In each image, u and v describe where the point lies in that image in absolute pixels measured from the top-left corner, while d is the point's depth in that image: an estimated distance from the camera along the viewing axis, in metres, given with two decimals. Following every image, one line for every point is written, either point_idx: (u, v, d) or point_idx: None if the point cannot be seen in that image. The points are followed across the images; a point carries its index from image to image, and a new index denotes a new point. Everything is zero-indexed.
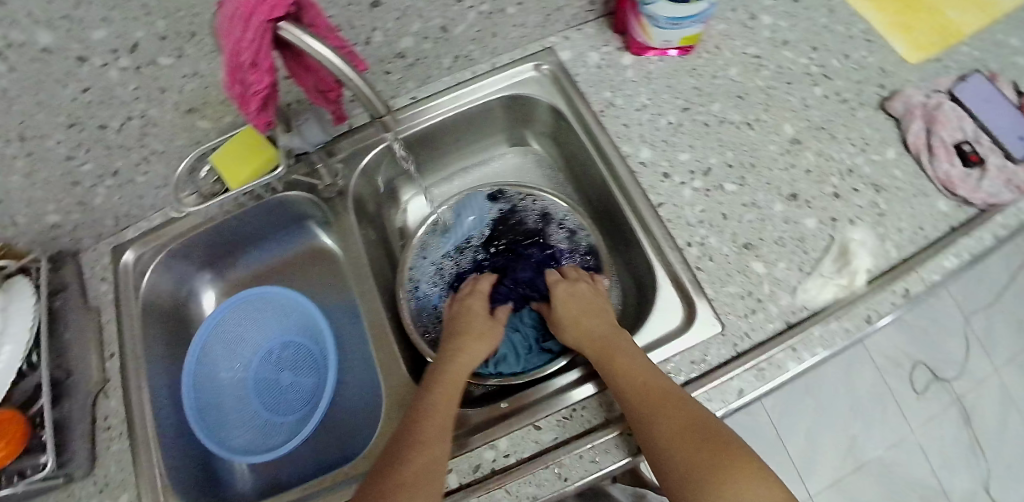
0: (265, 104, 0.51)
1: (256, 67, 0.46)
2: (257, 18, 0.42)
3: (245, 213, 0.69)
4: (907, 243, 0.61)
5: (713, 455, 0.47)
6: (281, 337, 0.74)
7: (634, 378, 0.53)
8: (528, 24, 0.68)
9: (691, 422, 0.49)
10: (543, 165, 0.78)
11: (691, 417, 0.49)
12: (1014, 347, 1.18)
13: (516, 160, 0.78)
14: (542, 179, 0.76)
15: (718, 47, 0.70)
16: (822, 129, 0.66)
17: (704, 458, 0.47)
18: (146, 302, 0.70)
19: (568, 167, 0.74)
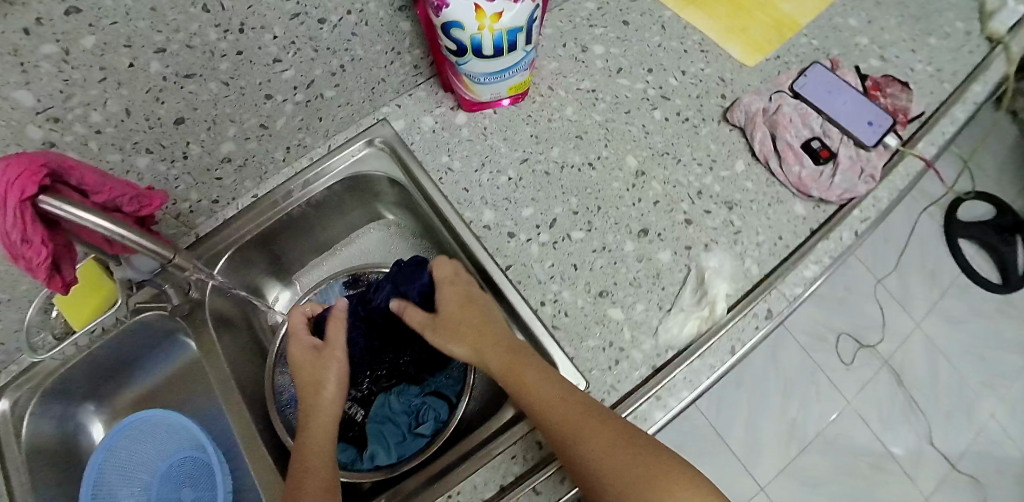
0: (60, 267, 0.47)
1: (30, 243, 0.43)
2: (8, 203, 0.40)
3: (113, 340, 0.67)
4: (769, 256, 0.59)
5: (635, 469, 0.45)
6: (179, 452, 0.71)
7: (542, 400, 0.49)
8: (354, 101, 0.67)
9: (608, 439, 0.46)
10: (405, 234, 0.75)
11: (605, 435, 0.47)
12: (931, 297, 1.20)
13: (379, 234, 0.76)
14: (406, 249, 0.74)
15: (552, 88, 0.69)
16: (666, 155, 0.64)
17: (629, 475, 0.44)
18: (31, 448, 0.65)
19: (426, 235, 0.72)
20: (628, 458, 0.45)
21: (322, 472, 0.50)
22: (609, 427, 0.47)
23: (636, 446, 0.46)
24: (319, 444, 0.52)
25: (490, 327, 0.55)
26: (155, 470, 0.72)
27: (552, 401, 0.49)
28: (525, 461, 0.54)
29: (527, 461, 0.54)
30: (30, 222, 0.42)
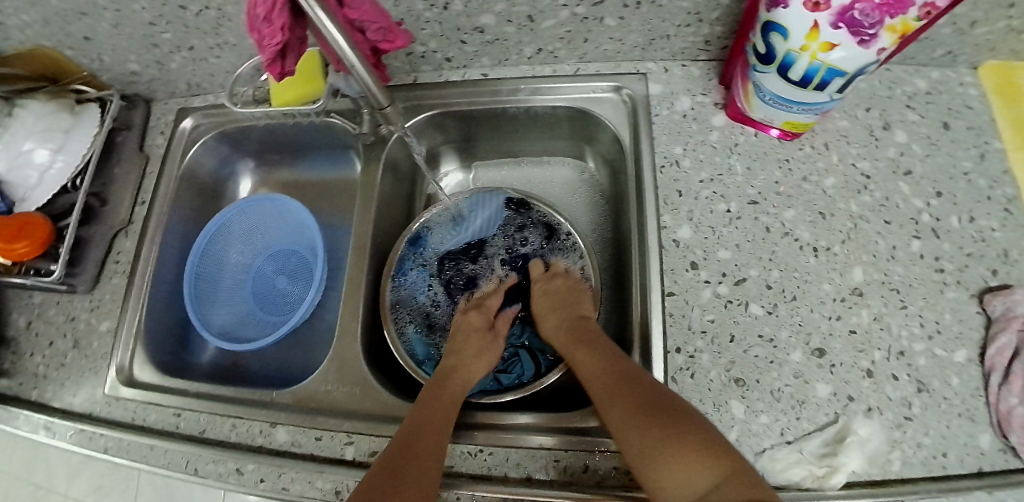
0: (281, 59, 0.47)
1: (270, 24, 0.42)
2: None
3: (297, 124, 0.71)
4: (917, 463, 0.51)
5: (652, 428, 0.45)
6: (290, 244, 0.77)
7: (589, 365, 0.53)
8: (628, 41, 0.62)
9: (638, 397, 0.48)
10: (592, 189, 0.71)
11: (637, 394, 0.48)
12: None
13: (569, 174, 0.72)
14: (584, 203, 0.70)
15: (827, 146, 0.60)
16: (894, 291, 0.56)
17: (646, 435, 0.45)
18: (187, 171, 0.74)
19: (610, 204, 0.68)
20: (648, 415, 0.46)
21: (444, 414, 0.51)
22: (646, 387, 0.48)
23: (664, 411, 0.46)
24: (446, 396, 0.53)
25: (564, 306, 0.59)
26: (267, 246, 0.78)
27: (596, 366, 0.53)
28: (563, 473, 0.52)
29: (564, 474, 0.52)
30: (280, 5, 0.41)
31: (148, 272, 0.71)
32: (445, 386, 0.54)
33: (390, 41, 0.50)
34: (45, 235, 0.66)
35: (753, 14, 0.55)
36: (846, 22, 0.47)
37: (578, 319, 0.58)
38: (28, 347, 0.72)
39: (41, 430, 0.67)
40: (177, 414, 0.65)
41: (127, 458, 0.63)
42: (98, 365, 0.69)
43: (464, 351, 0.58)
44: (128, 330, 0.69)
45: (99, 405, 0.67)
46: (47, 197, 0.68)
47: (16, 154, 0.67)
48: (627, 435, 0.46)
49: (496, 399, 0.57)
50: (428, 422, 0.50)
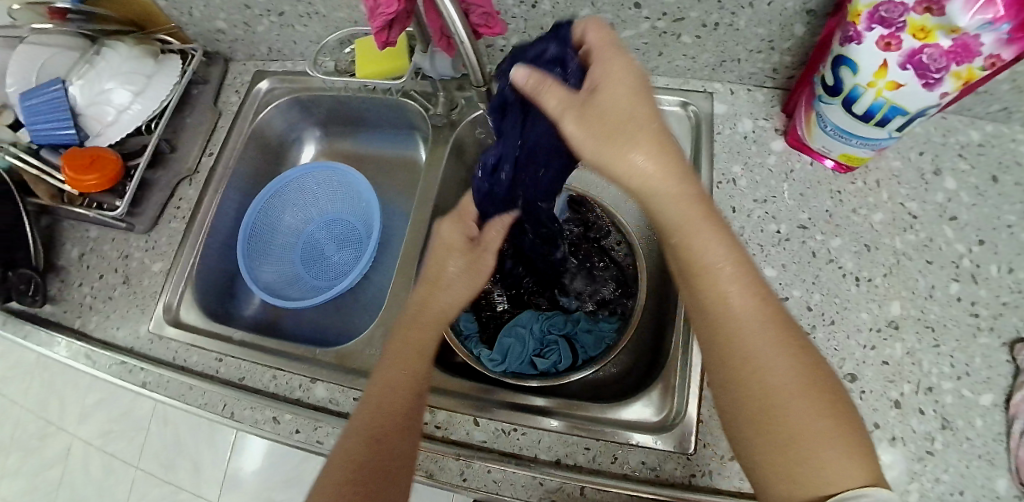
0: (391, 25, 0.50)
1: None
2: None
3: (371, 98, 0.75)
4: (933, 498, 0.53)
5: (817, 416, 0.38)
6: (342, 214, 0.81)
7: (732, 283, 0.41)
8: (699, 59, 0.65)
9: (802, 378, 0.39)
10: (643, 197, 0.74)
11: (797, 372, 0.39)
12: None
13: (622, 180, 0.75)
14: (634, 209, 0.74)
15: (878, 184, 0.63)
16: (929, 329, 0.58)
17: (804, 420, 0.38)
18: (257, 129, 0.79)
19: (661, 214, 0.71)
20: (816, 406, 0.38)
21: (403, 409, 0.48)
22: (800, 355, 0.40)
23: (826, 402, 0.38)
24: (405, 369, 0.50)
25: (645, 133, 0.41)
26: (321, 214, 0.82)
27: (747, 306, 0.41)
28: (591, 461, 0.54)
29: (592, 462, 0.54)
30: None
31: (207, 220, 0.74)
32: (402, 367, 0.50)
33: (489, 27, 0.53)
34: (116, 173, 0.67)
35: (825, 46, 0.57)
36: (915, 63, 0.49)
37: (662, 140, 0.42)
38: (78, 277, 0.73)
39: (81, 357, 0.68)
40: (218, 359, 0.66)
41: (164, 395, 0.64)
42: (145, 302, 0.71)
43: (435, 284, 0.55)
44: (180, 273, 0.71)
45: (142, 340, 0.69)
46: (119, 136, 0.69)
47: (97, 91, 0.68)
48: (773, 418, 0.38)
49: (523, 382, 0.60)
50: (388, 427, 0.47)
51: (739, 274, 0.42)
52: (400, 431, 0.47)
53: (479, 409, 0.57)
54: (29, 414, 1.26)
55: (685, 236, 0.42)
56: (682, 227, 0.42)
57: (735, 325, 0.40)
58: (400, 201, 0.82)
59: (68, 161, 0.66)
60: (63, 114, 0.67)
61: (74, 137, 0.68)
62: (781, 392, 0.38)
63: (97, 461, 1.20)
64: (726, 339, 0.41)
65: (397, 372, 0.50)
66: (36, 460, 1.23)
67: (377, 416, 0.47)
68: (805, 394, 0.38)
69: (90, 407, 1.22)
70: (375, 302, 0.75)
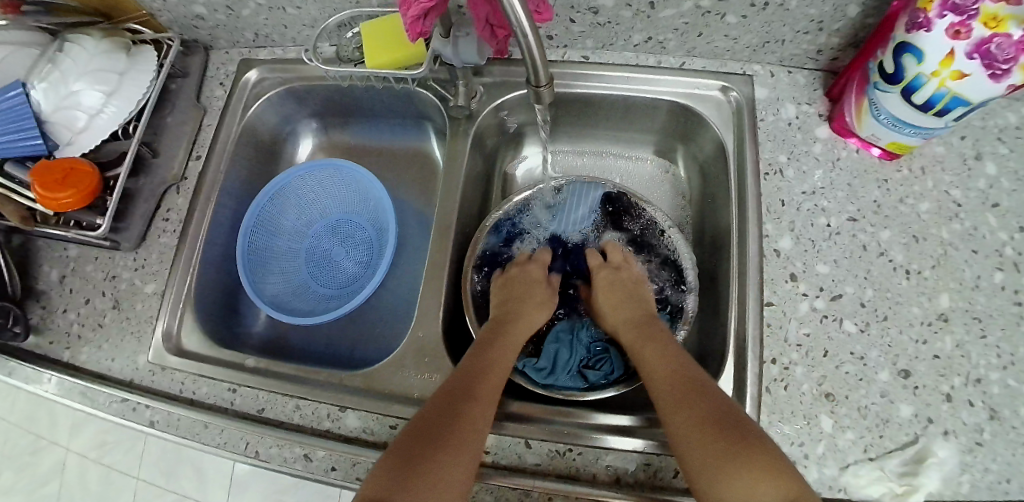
0: (428, 14, 0.43)
1: None
2: None
3: (378, 90, 0.69)
4: (984, 490, 0.52)
5: (699, 434, 0.46)
6: (351, 215, 0.75)
7: (655, 365, 0.53)
8: (741, 40, 0.62)
9: (689, 403, 0.48)
10: (676, 187, 0.74)
11: (697, 400, 0.48)
12: None
13: (652, 170, 0.75)
14: (667, 200, 0.73)
15: (923, 170, 0.61)
16: (977, 320, 0.57)
17: (698, 425, 0.46)
18: (246, 127, 0.71)
19: (698, 204, 0.71)
20: (702, 426, 0.46)
21: (486, 399, 0.50)
22: (688, 388, 0.49)
23: (716, 426, 0.46)
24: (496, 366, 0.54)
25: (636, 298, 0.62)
26: (325, 216, 0.75)
27: (667, 365, 0.53)
28: (653, 476, 0.52)
29: (653, 477, 0.52)
30: None
31: (201, 233, 0.67)
32: (490, 363, 0.54)
33: (540, 14, 0.46)
34: (93, 186, 0.60)
35: (886, 31, 0.53)
36: (982, 52, 0.46)
37: (625, 289, 0.63)
38: (61, 303, 0.67)
39: (77, 395, 0.61)
40: (233, 390, 0.60)
41: (176, 435, 0.58)
42: (141, 329, 0.64)
43: (524, 299, 0.62)
44: (176, 294, 0.65)
45: (142, 372, 0.62)
46: (94, 144, 0.62)
47: (64, 94, 0.60)
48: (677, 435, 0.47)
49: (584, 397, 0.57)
50: (470, 409, 0.48)
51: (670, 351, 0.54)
52: (475, 420, 0.48)
53: (529, 431, 0.55)
54: (15, 428, 1.18)
55: (640, 344, 0.57)
56: (642, 353, 0.56)
57: (652, 370, 0.53)
58: (413, 199, 0.77)
59: (38, 177, 0.58)
60: (28, 122, 0.59)
61: (43, 147, 0.61)
62: (678, 414, 0.48)
63: (94, 474, 1.13)
64: (656, 375, 0.53)
65: (487, 368, 0.53)
66: (28, 480, 1.15)
67: (461, 394, 0.49)
68: (694, 414, 0.47)
69: (83, 417, 1.16)
70: (397, 313, 0.70)
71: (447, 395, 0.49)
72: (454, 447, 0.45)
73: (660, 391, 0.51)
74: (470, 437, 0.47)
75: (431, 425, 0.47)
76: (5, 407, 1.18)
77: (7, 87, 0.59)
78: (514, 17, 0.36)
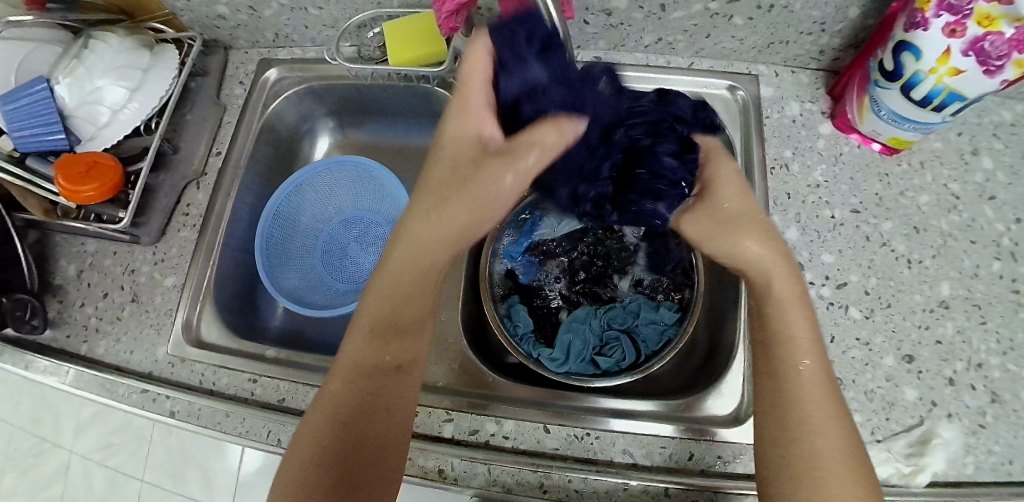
0: (460, 9, 0.48)
1: None
2: None
3: (395, 88, 0.71)
4: (987, 469, 0.54)
5: (842, 472, 0.41)
6: (367, 211, 0.76)
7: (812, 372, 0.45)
8: (746, 41, 0.65)
9: (841, 434, 0.43)
10: None
11: (836, 431, 0.43)
12: None
13: None
14: None
15: (922, 165, 0.64)
16: (977, 307, 0.59)
17: (835, 461, 0.41)
18: (267, 123, 0.73)
19: None
20: (841, 464, 0.41)
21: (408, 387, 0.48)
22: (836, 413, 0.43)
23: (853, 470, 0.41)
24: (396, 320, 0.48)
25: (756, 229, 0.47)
26: (341, 213, 0.77)
27: (821, 385, 0.44)
28: (669, 460, 0.53)
29: (670, 460, 0.53)
30: None
31: (221, 227, 0.68)
32: (405, 338, 0.49)
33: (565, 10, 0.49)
34: (116, 179, 0.61)
35: (886, 30, 0.56)
36: (977, 50, 0.49)
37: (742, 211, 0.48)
38: (78, 297, 0.67)
39: (97, 387, 0.62)
40: (253, 380, 0.60)
41: (197, 425, 0.58)
42: (160, 322, 0.64)
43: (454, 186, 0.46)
44: (195, 286, 0.65)
45: (162, 364, 0.63)
46: (117, 138, 0.64)
47: (88, 90, 0.61)
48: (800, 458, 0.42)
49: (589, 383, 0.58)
50: (387, 400, 0.47)
51: (818, 353, 0.45)
52: (398, 410, 0.47)
53: (548, 416, 0.56)
54: (21, 431, 1.18)
55: (778, 320, 0.46)
56: (781, 339, 0.46)
57: (803, 386, 0.44)
58: None
59: (62, 170, 0.59)
60: (52, 117, 0.60)
61: (66, 141, 0.62)
62: (823, 446, 0.42)
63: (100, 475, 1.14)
64: (795, 380, 0.44)
65: (400, 338, 0.48)
66: (35, 478, 1.17)
67: (372, 386, 0.46)
68: (835, 450, 0.42)
69: (88, 418, 1.16)
70: None
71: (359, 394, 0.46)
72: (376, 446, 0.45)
73: (810, 404, 0.43)
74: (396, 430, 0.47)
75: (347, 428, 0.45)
76: (10, 409, 1.18)
77: (32, 82, 0.59)
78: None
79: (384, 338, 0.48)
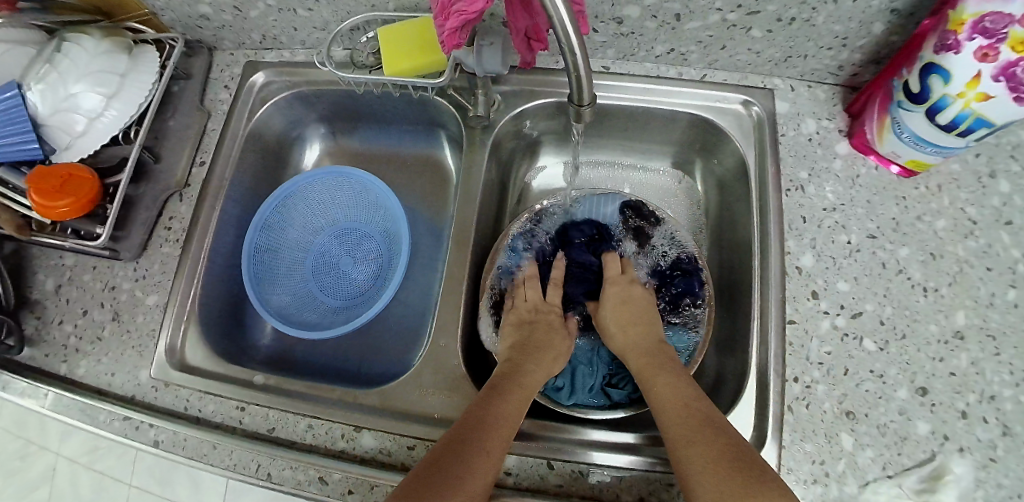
0: (464, 26, 0.44)
1: None
2: None
3: (390, 95, 0.67)
4: None
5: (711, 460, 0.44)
6: (361, 224, 0.72)
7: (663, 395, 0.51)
8: (763, 55, 0.62)
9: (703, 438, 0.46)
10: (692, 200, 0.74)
11: (699, 431, 0.46)
12: None
13: (667, 182, 0.75)
14: (684, 213, 0.73)
15: (940, 188, 0.62)
16: (991, 338, 0.57)
17: (705, 456, 0.44)
18: (255, 130, 0.69)
19: (716, 216, 0.71)
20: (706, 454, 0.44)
21: (512, 413, 0.49)
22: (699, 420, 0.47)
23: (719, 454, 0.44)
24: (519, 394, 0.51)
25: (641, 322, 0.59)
26: (333, 224, 0.73)
27: (674, 405, 0.49)
28: (677, 497, 0.52)
29: (678, 498, 0.51)
30: None
31: (205, 242, 0.64)
32: (518, 383, 0.52)
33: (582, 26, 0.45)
34: (93, 192, 0.57)
35: (914, 49, 0.54)
36: (1008, 75, 0.46)
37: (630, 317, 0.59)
38: (56, 314, 0.63)
39: (76, 412, 0.58)
40: (241, 408, 0.58)
41: (182, 456, 0.56)
42: (143, 343, 0.61)
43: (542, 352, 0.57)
44: (179, 305, 0.62)
45: (144, 388, 0.59)
46: (94, 148, 0.60)
47: (62, 96, 0.57)
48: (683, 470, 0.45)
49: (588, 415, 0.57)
50: (493, 417, 0.48)
51: (678, 379, 0.52)
52: (501, 429, 0.47)
53: (551, 451, 0.54)
54: (5, 433, 1.15)
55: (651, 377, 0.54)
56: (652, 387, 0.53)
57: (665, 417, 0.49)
58: (423, 206, 0.75)
59: (36, 183, 0.55)
60: (24, 126, 0.56)
61: (40, 151, 0.58)
62: (683, 449, 0.46)
63: (86, 480, 1.11)
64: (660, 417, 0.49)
65: (516, 389, 0.52)
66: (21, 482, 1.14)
67: (484, 407, 0.49)
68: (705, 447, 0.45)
69: (74, 422, 1.12)
70: (408, 325, 0.69)
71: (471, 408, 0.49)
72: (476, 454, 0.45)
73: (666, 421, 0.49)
74: (494, 446, 0.46)
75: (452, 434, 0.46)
76: None
77: (1, 88, 0.55)
78: (561, 29, 0.35)
79: (500, 378, 0.53)
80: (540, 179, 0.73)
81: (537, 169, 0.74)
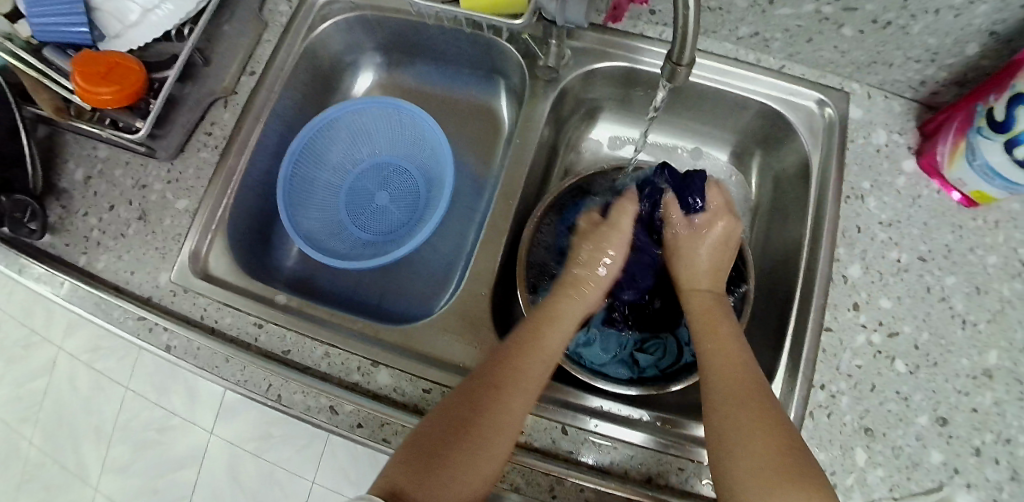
0: None
1: None
2: None
3: (456, 33, 0.65)
4: None
5: (770, 434, 0.43)
6: (404, 163, 0.71)
7: (715, 366, 0.50)
8: (848, 56, 0.60)
9: (749, 399, 0.46)
10: (741, 193, 0.74)
11: (747, 388, 0.47)
12: None
13: (718, 170, 0.75)
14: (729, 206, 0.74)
15: (998, 224, 0.60)
16: (1019, 382, 0.55)
17: (739, 393, 0.46)
18: (311, 46, 0.67)
19: (767, 217, 0.70)
20: (736, 391, 0.47)
21: (509, 417, 0.47)
22: (746, 385, 0.47)
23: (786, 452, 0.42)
24: (539, 361, 0.51)
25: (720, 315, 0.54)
26: (373, 158, 0.71)
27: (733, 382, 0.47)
28: (684, 482, 0.51)
29: (684, 484, 0.51)
30: None
31: (245, 153, 0.63)
32: (524, 371, 0.50)
33: None
34: (137, 85, 0.55)
35: (1007, 76, 0.51)
36: None
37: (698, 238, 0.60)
38: (83, 205, 0.62)
39: (91, 305, 0.57)
40: (259, 325, 0.56)
41: (193, 364, 0.55)
42: (167, 246, 0.60)
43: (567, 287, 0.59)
44: (209, 213, 0.61)
45: (163, 291, 0.58)
46: (144, 41, 0.58)
47: None
48: (738, 421, 0.45)
49: (598, 384, 0.56)
50: (493, 411, 0.46)
51: (735, 335, 0.52)
52: (499, 421, 0.46)
53: (568, 417, 0.53)
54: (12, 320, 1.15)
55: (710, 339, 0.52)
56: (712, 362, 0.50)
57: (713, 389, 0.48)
58: (469, 155, 0.73)
59: (80, 66, 0.53)
60: (76, 6, 0.55)
61: (88, 36, 0.57)
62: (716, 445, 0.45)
63: (85, 376, 1.11)
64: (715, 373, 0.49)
65: (529, 366, 0.50)
66: (17, 367, 1.13)
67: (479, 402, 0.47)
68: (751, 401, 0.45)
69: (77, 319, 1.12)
70: (437, 272, 0.68)
71: (467, 403, 0.47)
72: (479, 436, 0.45)
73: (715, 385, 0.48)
74: (492, 448, 0.45)
75: (459, 411, 0.47)
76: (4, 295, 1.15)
77: None
78: None
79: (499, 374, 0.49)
80: (591, 143, 0.72)
81: (589, 134, 0.72)
